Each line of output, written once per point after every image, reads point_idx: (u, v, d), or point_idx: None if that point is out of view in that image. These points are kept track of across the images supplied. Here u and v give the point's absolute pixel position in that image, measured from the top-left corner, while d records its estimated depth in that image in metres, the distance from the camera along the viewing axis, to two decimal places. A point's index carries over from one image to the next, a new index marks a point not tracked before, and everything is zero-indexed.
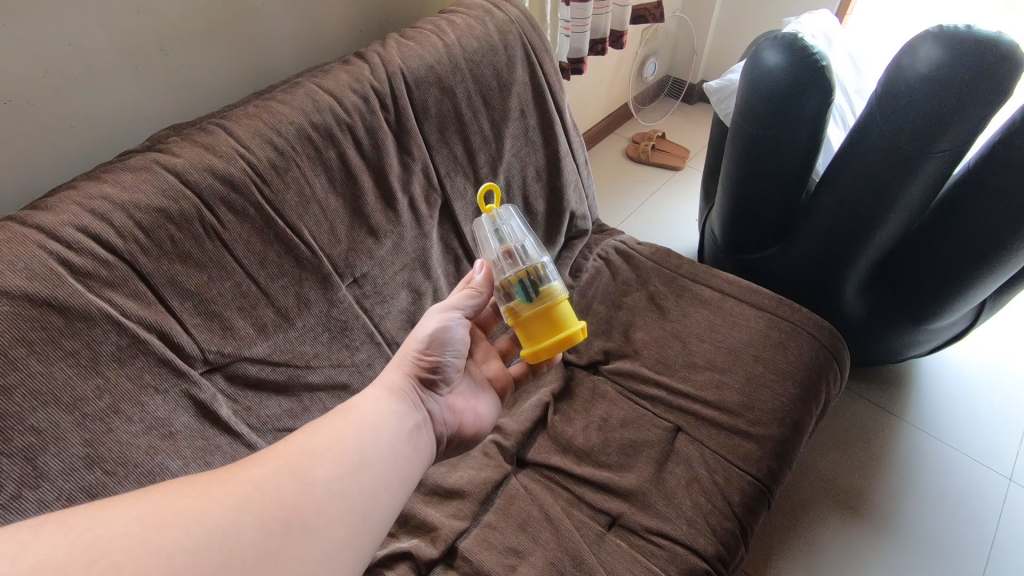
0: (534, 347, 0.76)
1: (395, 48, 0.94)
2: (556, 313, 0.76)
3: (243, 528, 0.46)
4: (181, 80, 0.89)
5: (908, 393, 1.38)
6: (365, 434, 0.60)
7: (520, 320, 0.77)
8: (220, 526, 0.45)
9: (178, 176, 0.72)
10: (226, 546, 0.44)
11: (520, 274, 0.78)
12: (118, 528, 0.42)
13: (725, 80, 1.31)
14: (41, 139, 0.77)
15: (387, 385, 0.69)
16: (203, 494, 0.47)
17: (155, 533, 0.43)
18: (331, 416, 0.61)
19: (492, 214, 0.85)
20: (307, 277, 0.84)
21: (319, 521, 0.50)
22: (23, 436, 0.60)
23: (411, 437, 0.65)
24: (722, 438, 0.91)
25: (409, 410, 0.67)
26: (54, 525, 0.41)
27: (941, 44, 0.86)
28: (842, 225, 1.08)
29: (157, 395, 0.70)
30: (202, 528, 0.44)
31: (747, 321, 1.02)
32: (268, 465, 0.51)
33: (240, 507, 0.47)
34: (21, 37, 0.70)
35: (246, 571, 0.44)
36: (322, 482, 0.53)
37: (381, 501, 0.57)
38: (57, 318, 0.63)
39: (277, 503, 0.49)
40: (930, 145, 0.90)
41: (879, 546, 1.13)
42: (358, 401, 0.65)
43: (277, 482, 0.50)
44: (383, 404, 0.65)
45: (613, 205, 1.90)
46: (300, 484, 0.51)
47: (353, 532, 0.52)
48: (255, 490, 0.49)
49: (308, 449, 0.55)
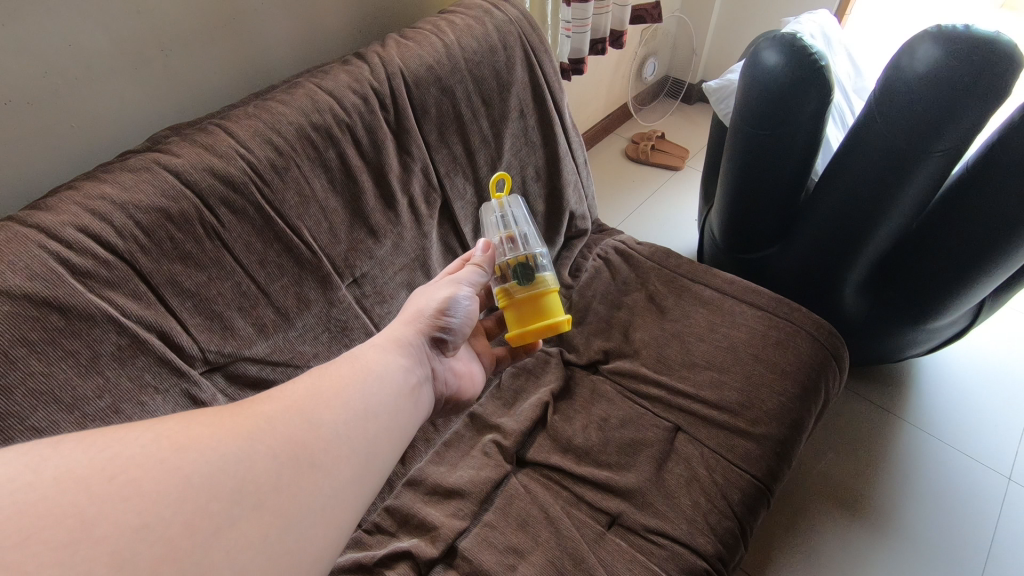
0: (520, 329, 0.78)
1: (395, 49, 0.94)
2: (544, 301, 0.79)
3: (255, 457, 0.45)
4: (181, 81, 0.89)
5: (907, 393, 1.38)
6: (371, 382, 0.59)
7: (510, 303, 0.80)
8: (234, 454, 0.45)
9: (180, 177, 0.72)
10: (239, 473, 0.44)
11: (518, 258, 0.82)
12: (136, 447, 0.41)
13: (724, 80, 1.31)
14: (41, 138, 0.77)
15: (394, 337, 0.69)
16: (216, 425, 0.46)
17: (172, 455, 0.42)
18: (337, 363, 0.60)
19: (500, 201, 0.88)
20: (307, 276, 0.84)
21: (328, 458, 0.50)
22: (23, 436, 0.60)
23: (413, 393, 0.64)
24: (722, 438, 0.91)
25: (413, 364, 0.67)
26: (74, 441, 0.40)
27: (940, 44, 0.86)
28: (841, 225, 1.08)
29: (158, 395, 0.70)
30: (217, 454, 0.44)
31: (747, 321, 1.02)
32: (278, 403, 0.51)
33: (252, 438, 0.47)
34: (21, 36, 0.70)
35: (259, 498, 0.44)
36: (330, 423, 0.52)
37: (384, 450, 0.56)
38: (57, 318, 0.63)
39: (288, 439, 0.48)
40: (930, 145, 0.90)
41: (879, 546, 1.13)
42: (364, 350, 0.65)
43: (287, 420, 0.50)
44: (388, 356, 0.65)
45: (611, 206, 1.89)
46: (309, 423, 0.51)
47: (359, 473, 0.52)
48: (267, 424, 0.48)
49: (316, 392, 0.54)
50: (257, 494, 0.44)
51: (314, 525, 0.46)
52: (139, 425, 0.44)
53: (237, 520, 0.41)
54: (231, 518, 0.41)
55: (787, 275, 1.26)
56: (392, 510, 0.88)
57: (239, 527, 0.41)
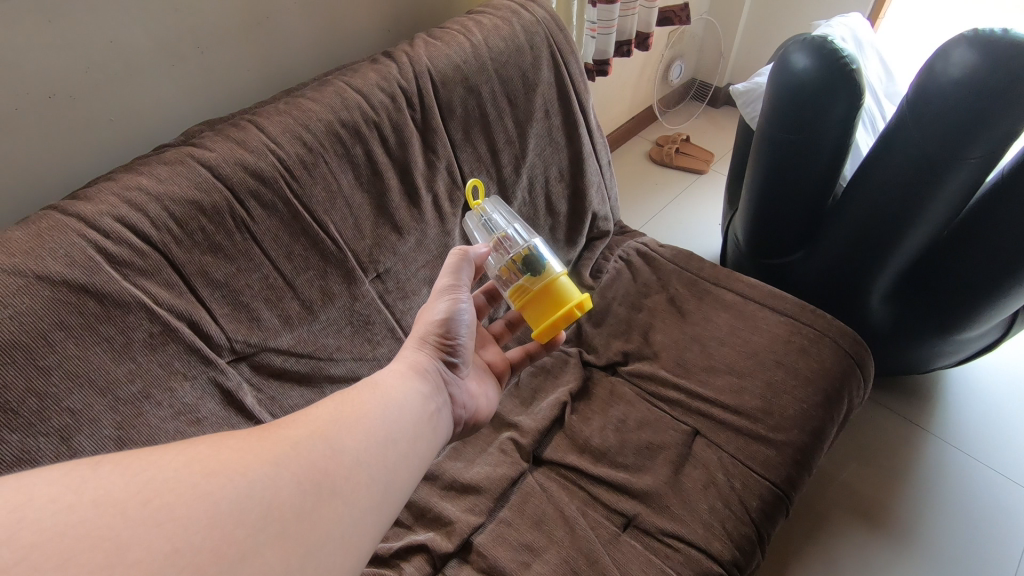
0: (567, 304, 0.76)
1: (423, 48, 0.95)
2: (552, 291, 0.78)
3: (280, 483, 0.46)
4: (215, 80, 0.91)
5: (933, 406, 1.35)
6: (390, 409, 0.60)
7: (543, 285, 0.78)
8: (260, 479, 0.46)
9: (213, 171, 0.74)
10: (264, 498, 0.45)
11: (518, 256, 0.81)
12: (169, 473, 0.43)
13: (751, 83, 1.30)
14: (81, 133, 0.80)
15: (410, 362, 0.69)
16: (245, 449, 0.48)
17: (202, 479, 0.43)
18: (359, 389, 0.62)
19: (476, 208, 0.96)
20: (332, 270, 0.86)
21: (348, 485, 0.50)
22: (59, 416, 0.62)
23: (431, 419, 0.65)
24: (741, 443, 0.90)
25: (432, 390, 0.68)
26: (111, 465, 0.42)
27: (975, 47, 0.85)
28: (870, 233, 1.06)
29: (186, 381, 0.73)
30: (245, 480, 0.45)
31: (770, 326, 1.01)
32: (302, 429, 0.52)
33: (277, 463, 0.48)
34: (66, 36, 0.73)
35: (283, 526, 0.44)
36: (351, 450, 0.53)
37: (403, 476, 0.56)
38: (94, 304, 0.65)
39: (311, 465, 0.49)
40: (962, 151, 0.88)
41: (901, 561, 1.11)
42: (383, 376, 0.66)
43: (310, 445, 0.51)
44: (406, 381, 0.66)
45: (634, 208, 1.89)
46: (331, 450, 0.52)
47: (377, 500, 0.52)
48: (292, 450, 0.50)
49: (338, 418, 0.55)
50: (281, 521, 0.44)
51: (334, 553, 0.46)
52: (173, 448, 0.46)
53: (261, 546, 0.42)
54: (256, 544, 0.42)
55: (812, 280, 1.24)
56: (409, 503, 0.89)
57: (263, 553, 0.42)
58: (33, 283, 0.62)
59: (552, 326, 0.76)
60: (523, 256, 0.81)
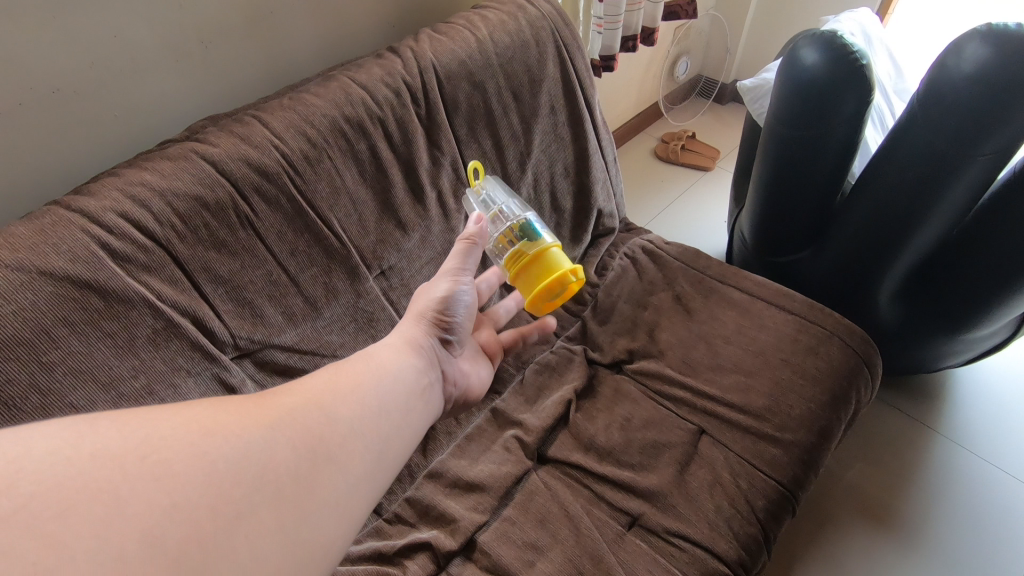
0: (560, 270, 0.79)
1: (428, 43, 0.94)
2: (546, 259, 0.80)
3: (276, 447, 0.46)
4: (219, 75, 0.91)
5: (941, 406, 1.33)
6: (386, 381, 0.60)
7: (536, 252, 0.80)
8: (256, 443, 0.45)
9: (217, 166, 0.74)
10: (260, 462, 0.44)
11: (511, 227, 0.85)
12: (167, 428, 0.42)
13: (759, 79, 1.28)
14: (86, 128, 0.80)
15: (406, 337, 0.69)
16: (241, 413, 0.47)
17: (198, 439, 0.43)
18: (353, 360, 0.61)
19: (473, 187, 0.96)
20: (336, 266, 0.85)
21: (344, 453, 0.50)
22: (63, 411, 0.63)
23: (424, 395, 0.64)
24: (747, 442, 0.90)
25: (426, 367, 0.67)
26: (110, 422, 0.42)
27: (988, 42, 0.83)
28: (878, 230, 1.05)
29: (190, 377, 0.73)
30: (241, 442, 0.44)
31: (777, 325, 1.00)
32: (299, 396, 0.52)
33: (272, 428, 0.47)
34: (71, 30, 0.73)
35: (278, 490, 0.44)
36: (345, 418, 0.53)
37: (397, 449, 0.56)
38: (98, 300, 0.65)
39: (307, 431, 0.49)
40: (973, 148, 0.87)
41: (906, 561, 1.10)
42: (378, 350, 0.65)
43: (307, 412, 0.51)
44: (402, 356, 0.65)
45: (639, 206, 1.88)
46: (327, 417, 0.51)
47: (370, 470, 0.52)
48: (289, 416, 0.49)
49: (334, 388, 0.55)
50: (275, 484, 0.44)
51: (327, 519, 0.45)
52: (168, 408, 0.45)
53: (256, 506, 0.41)
54: (251, 505, 0.41)
55: (819, 279, 1.22)
56: (412, 501, 0.89)
57: (258, 515, 0.41)
58: (36, 279, 0.62)
59: (545, 291, 0.78)
60: (518, 226, 0.84)
